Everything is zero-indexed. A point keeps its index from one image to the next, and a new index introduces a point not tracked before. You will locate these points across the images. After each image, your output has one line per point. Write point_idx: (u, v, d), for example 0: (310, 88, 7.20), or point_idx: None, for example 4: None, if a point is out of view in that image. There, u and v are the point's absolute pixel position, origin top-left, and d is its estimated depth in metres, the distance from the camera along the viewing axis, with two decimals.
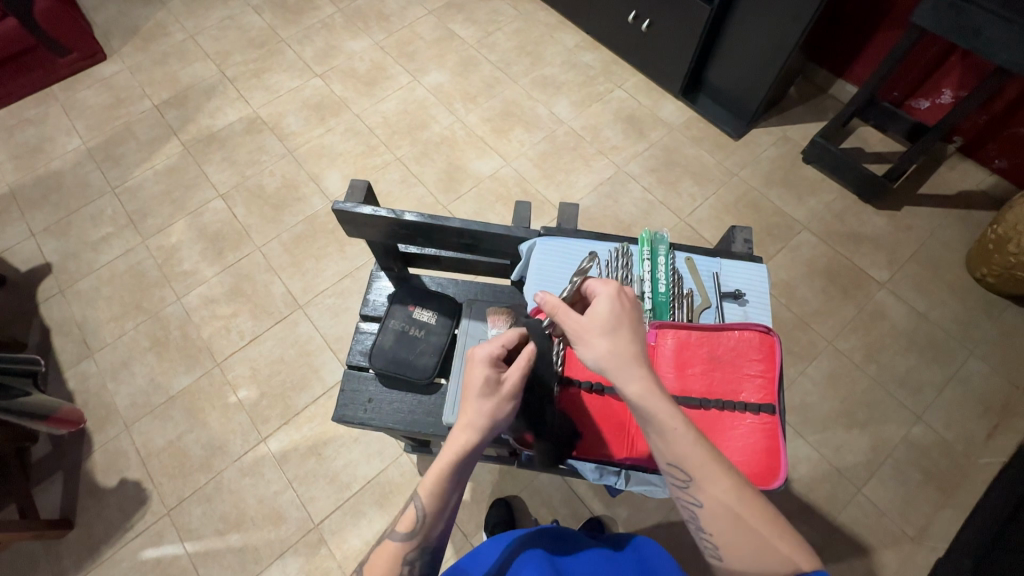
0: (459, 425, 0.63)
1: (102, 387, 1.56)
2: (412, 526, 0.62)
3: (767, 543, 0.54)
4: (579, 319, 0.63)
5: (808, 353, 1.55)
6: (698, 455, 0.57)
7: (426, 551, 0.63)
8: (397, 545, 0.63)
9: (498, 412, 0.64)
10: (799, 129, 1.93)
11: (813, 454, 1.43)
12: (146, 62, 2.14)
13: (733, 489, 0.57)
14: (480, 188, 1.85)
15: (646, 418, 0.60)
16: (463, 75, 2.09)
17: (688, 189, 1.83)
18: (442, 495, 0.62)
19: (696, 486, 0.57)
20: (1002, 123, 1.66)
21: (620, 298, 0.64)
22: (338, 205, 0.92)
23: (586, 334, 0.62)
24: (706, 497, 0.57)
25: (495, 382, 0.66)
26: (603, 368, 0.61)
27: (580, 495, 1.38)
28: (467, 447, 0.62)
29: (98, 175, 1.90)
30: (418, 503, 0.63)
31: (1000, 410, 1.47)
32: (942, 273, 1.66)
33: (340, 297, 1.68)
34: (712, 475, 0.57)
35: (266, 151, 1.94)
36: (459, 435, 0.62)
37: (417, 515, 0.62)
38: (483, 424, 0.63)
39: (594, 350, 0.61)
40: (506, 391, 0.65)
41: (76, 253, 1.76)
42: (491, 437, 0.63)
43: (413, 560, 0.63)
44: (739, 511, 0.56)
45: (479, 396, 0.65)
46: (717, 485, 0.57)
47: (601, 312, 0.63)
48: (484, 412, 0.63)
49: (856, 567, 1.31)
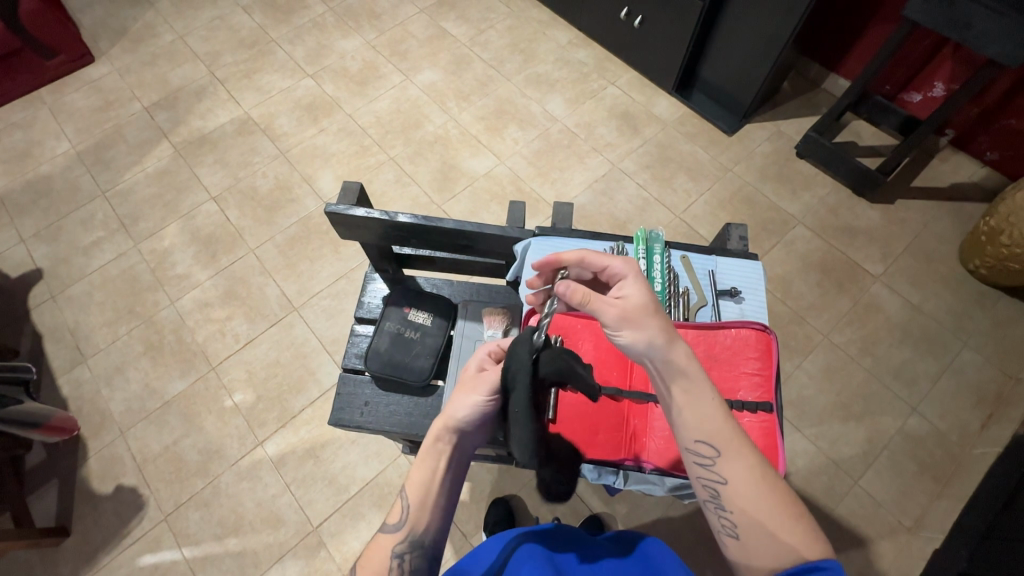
0: (439, 416, 0.67)
1: (96, 393, 1.55)
2: (400, 516, 0.63)
3: (787, 523, 0.54)
4: (618, 303, 0.62)
5: (803, 347, 1.56)
6: (725, 429, 0.58)
7: (416, 544, 0.62)
8: (386, 538, 0.62)
9: (467, 403, 0.67)
10: (793, 123, 1.93)
11: (810, 448, 1.44)
12: (135, 64, 2.11)
13: (755, 469, 0.57)
14: (474, 187, 1.84)
15: (681, 391, 0.59)
16: (456, 73, 2.08)
17: (682, 184, 1.83)
18: (424, 481, 0.65)
19: (720, 462, 0.57)
20: (993, 115, 1.66)
21: (639, 277, 0.66)
22: (330, 208, 0.91)
23: (633, 317, 0.61)
24: (730, 473, 0.57)
25: (474, 377, 0.70)
26: (649, 349, 0.60)
27: (579, 493, 1.39)
28: (440, 431, 0.65)
29: (88, 179, 1.88)
30: (404, 494, 0.65)
31: (994, 400, 1.47)
32: (936, 265, 1.67)
33: (335, 299, 1.67)
34: (738, 452, 0.57)
35: (258, 153, 1.92)
36: (436, 422, 0.66)
37: (404, 504, 0.64)
38: (456, 411, 0.66)
39: (638, 333, 0.60)
40: (481, 383, 0.68)
41: (67, 258, 1.74)
42: (465, 425, 0.66)
43: (403, 553, 0.61)
44: (761, 488, 0.56)
45: (460, 391, 0.69)
46: (741, 462, 0.57)
47: (633, 293, 0.63)
48: (460, 401, 0.67)
49: (854, 559, 1.32)
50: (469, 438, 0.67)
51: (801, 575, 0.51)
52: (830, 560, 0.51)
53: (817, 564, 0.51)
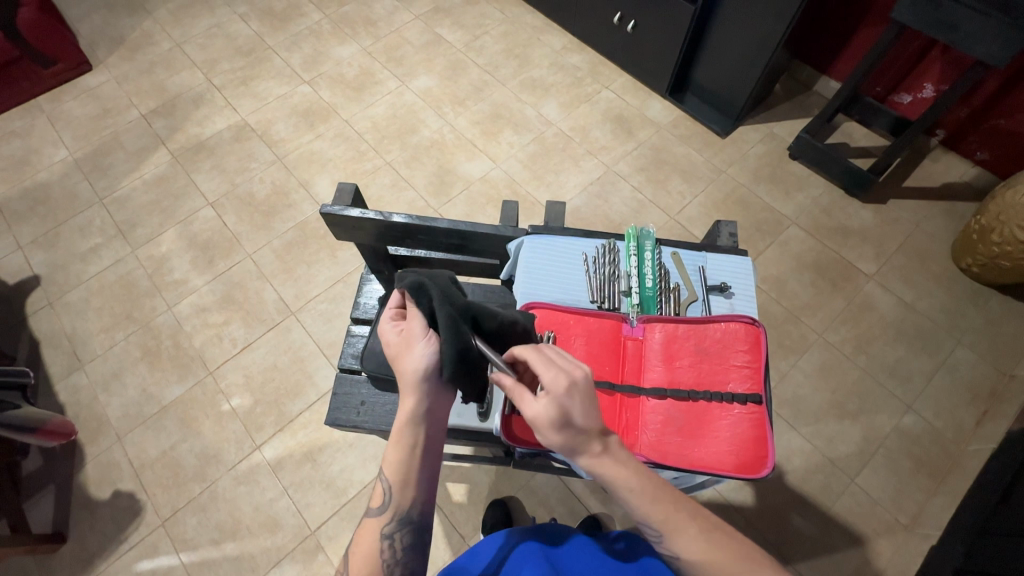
0: (402, 392, 0.64)
1: (93, 399, 1.55)
2: (383, 498, 0.63)
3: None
4: (529, 410, 0.60)
5: (798, 346, 1.57)
6: (657, 510, 0.60)
7: (405, 523, 0.64)
8: (374, 521, 0.64)
9: (420, 365, 0.64)
10: (785, 125, 1.95)
11: (805, 446, 1.44)
12: (134, 72, 2.13)
13: (700, 534, 0.59)
14: (470, 190, 1.85)
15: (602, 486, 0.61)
16: (452, 79, 2.10)
17: (676, 187, 1.85)
18: (403, 459, 0.63)
19: (666, 540, 0.60)
20: (983, 115, 1.68)
21: (566, 396, 0.58)
22: (325, 208, 0.91)
23: (537, 426, 0.60)
24: (680, 549, 0.59)
25: (403, 338, 0.67)
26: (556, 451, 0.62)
27: (576, 493, 1.39)
28: (412, 406, 0.63)
29: (86, 186, 1.88)
30: (383, 477, 0.64)
31: (989, 397, 1.48)
32: (929, 264, 1.69)
33: (333, 302, 1.68)
34: (676, 526, 0.60)
35: (255, 158, 1.94)
36: (403, 400, 0.63)
37: (386, 486, 0.63)
38: (414, 373, 0.64)
39: (544, 439, 0.60)
40: (413, 336, 0.66)
41: (65, 264, 1.75)
42: (429, 384, 0.64)
43: (392, 533, 0.63)
44: (706, 557, 0.58)
45: (402, 357, 0.66)
46: (686, 534, 0.59)
47: (547, 409, 0.59)
48: (412, 361, 0.64)
49: (851, 557, 1.32)
50: (443, 398, 0.66)
51: None
52: None
53: None
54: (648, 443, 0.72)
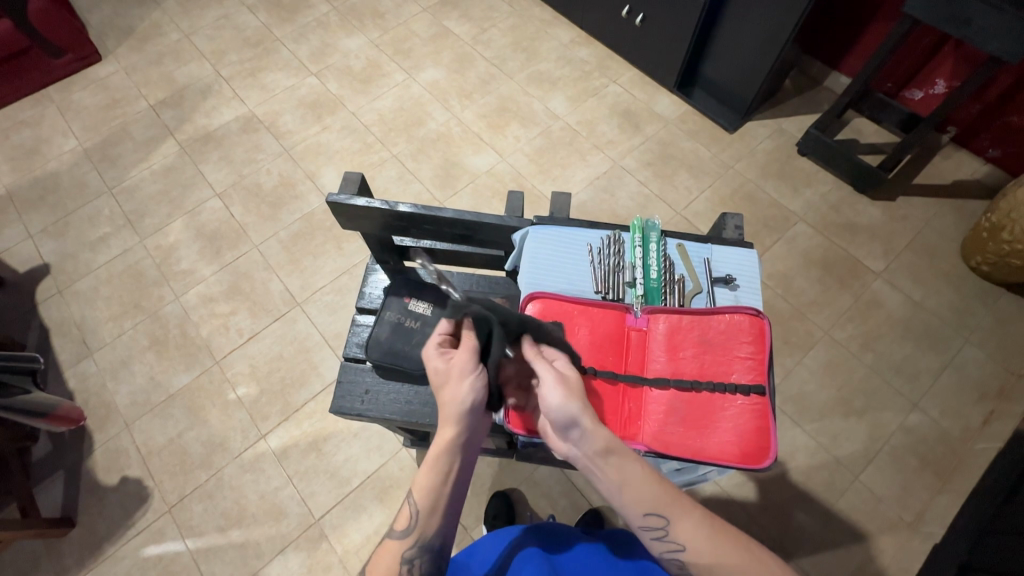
0: (442, 421, 0.65)
1: (102, 385, 1.57)
2: (409, 523, 0.63)
3: (739, 569, 0.58)
4: (556, 370, 0.66)
5: (804, 343, 1.56)
6: (662, 496, 0.61)
7: (427, 549, 0.63)
8: (396, 544, 0.63)
9: (465, 395, 0.65)
10: (794, 121, 1.93)
11: (810, 443, 1.44)
12: (142, 63, 2.14)
13: (702, 521, 0.61)
14: (476, 183, 1.85)
15: (612, 470, 0.62)
16: (458, 72, 2.10)
17: (683, 182, 1.84)
18: (434, 488, 0.63)
19: (672, 528, 0.60)
20: (996, 112, 1.66)
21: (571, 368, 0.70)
22: (332, 197, 0.92)
23: (566, 385, 0.65)
24: (685, 535, 0.60)
25: (450, 364, 0.67)
26: (568, 421, 0.63)
27: (579, 486, 1.40)
28: (453, 435, 0.64)
29: (95, 176, 1.90)
30: (412, 500, 0.64)
31: (996, 396, 1.47)
32: (938, 262, 1.67)
33: (339, 294, 1.69)
34: (681, 511, 0.61)
35: (262, 150, 1.94)
36: (444, 431, 0.64)
37: (413, 511, 0.63)
38: (458, 405, 0.64)
39: (567, 403, 0.63)
40: (463, 367, 0.66)
41: (74, 253, 1.76)
42: (471, 417, 0.65)
43: (412, 558, 0.63)
44: (711, 539, 0.60)
45: (448, 387, 0.66)
46: (689, 522, 0.61)
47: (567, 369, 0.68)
48: (458, 393, 0.65)
49: (854, 554, 1.32)
50: (479, 428, 0.67)
51: None
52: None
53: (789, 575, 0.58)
54: (650, 433, 0.73)
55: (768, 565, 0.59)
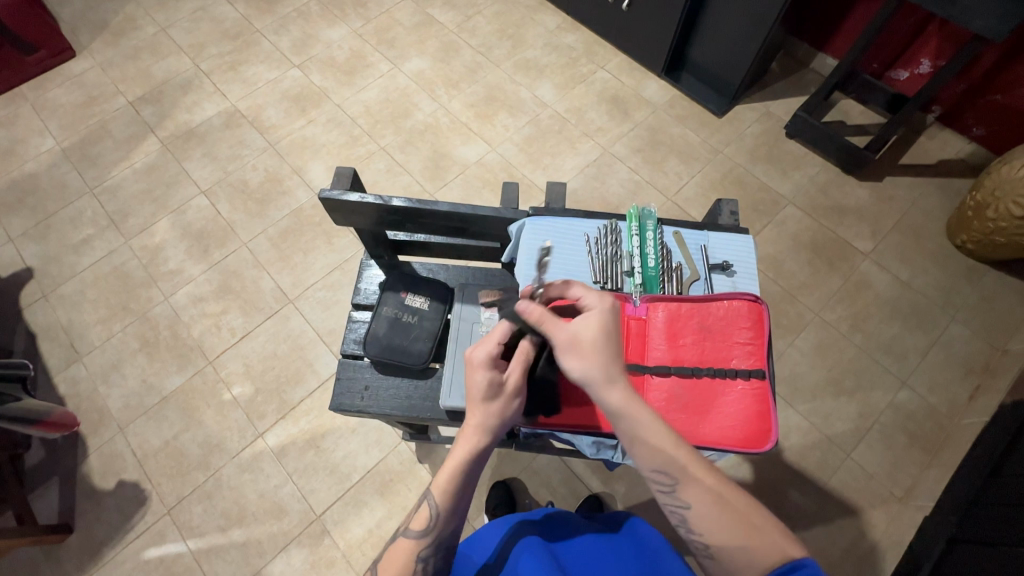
0: (479, 434, 0.67)
1: (93, 390, 1.55)
2: (428, 524, 0.66)
3: (741, 537, 0.58)
4: (569, 333, 0.66)
5: (795, 325, 1.58)
6: (676, 457, 0.62)
7: (440, 548, 0.67)
8: (411, 542, 0.66)
9: (506, 415, 0.68)
10: (782, 104, 1.94)
11: (803, 423, 1.46)
12: (118, 58, 2.08)
13: (713, 487, 0.61)
14: (466, 174, 1.84)
15: (626, 428, 0.64)
16: (444, 61, 2.07)
17: (673, 167, 1.84)
18: (458, 493, 0.67)
19: (680, 488, 0.61)
20: (980, 91, 1.68)
21: (607, 317, 0.68)
22: (324, 193, 0.90)
23: (581, 349, 0.65)
24: (691, 497, 0.61)
25: (498, 379, 0.68)
26: (584, 379, 0.65)
27: (578, 473, 1.41)
28: (487, 450, 0.67)
29: (75, 176, 1.85)
30: (434, 501, 0.66)
31: (982, 371, 1.51)
32: (924, 241, 1.70)
33: (331, 289, 1.68)
34: (694, 475, 0.62)
35: (247, 145, 1.91)
36: (480, 445, 0.66)
37: (434, 513, 0.66)
38: (498, 423, 0.68)
39: (581, 364, 0.65)
40: (513, 388, 0.69)
41: (58, 256, 1.73)
42: (502, 434, 0.69)
43: (427, 558, 0.66)
44: (718, 506, 0.60)
45: (491, 403, 0.68)
46: (699, 483, 0.61)
47: (587, 327, 0.66)
48: (502, 411, 0.68)
49: (847, 529, 1.35)
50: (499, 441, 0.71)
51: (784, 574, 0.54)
52: (809, 558, 0.55)
53: (801, 560, 0.54)
54: None
55: (776, 536, 0.57)
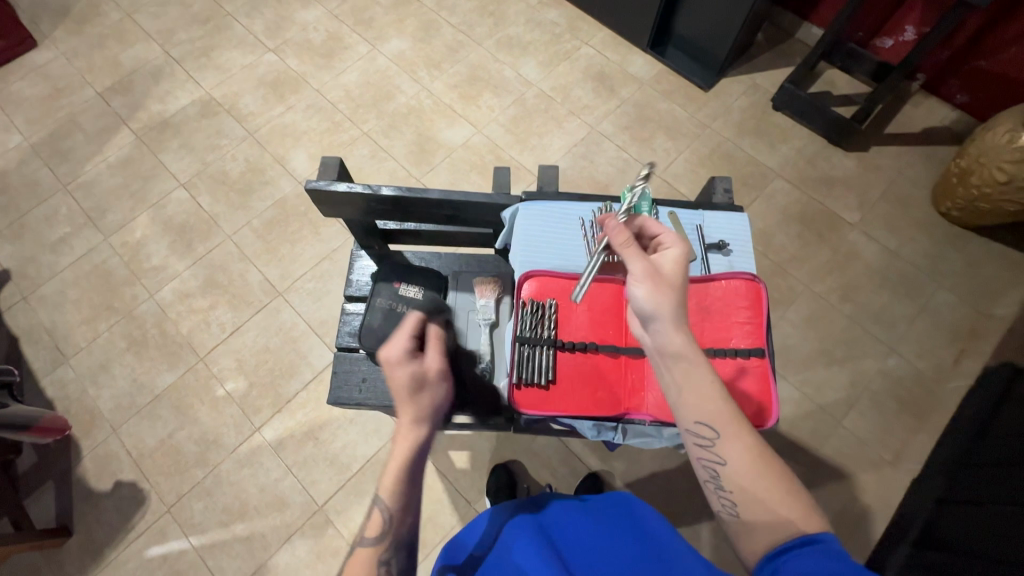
0: (414, 423, 0.67)
1: (82, 392, 1.52)
2: (382, 527, 0.64)
3: (773, 498, 0.57)
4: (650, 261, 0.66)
5: (786, 298, 1.60)
6: (722, 411, 0.61)
7: (400, 547, 0.65)
8: (368, 550, 0.64)
9: (435, 400, 0.69)
10: (768, 75, 1.92)
11: (795, 394, 1.49)
12: (83, 47, 1.99)
13: (752, 448, 0.60)
14: (453, 158, 1.81)
15: (678, 371, 0.63)
16: (424, 41, 2.01)
17: (662, 144, 1.82)
18: (404, 485, 0.65)
19: (719, 444, 0.60)
20: (964, 57, 1.68)
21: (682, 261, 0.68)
22: (310, 183, 0.88)
23: (657, 280, 0.65)
24: (730, 453, 0.59)
25: (418, 368, 0.70)
26: (651, 313, 0.64)
27: (577, 452, 1.43)
28: (424, 435, 0.67)
29: (47, 172, 1.79)
30: (383, 505, 0.64)
31: (967, 336, 1.54)
32: (911, 210, 1.71)
33: (320, 280, 1.65)
34: (736, 433, 0.60)
35: (225, 135, 1.85)
36: (417, 431, 0.66)
37: (385, 517, 0.64)
38: (430, 408, 0.68)
39: (655, 296, 0.64)
40: (433, 372, 0.71)
41: (35, 256, 1.68)
42: (437, 418, 0.69)
43: (388, 561, 0.64)
44: (754, 465, 0.59)
45: (418, 391, 0.69)
46: (739, 442, 0.59)
47: (669, 263, 0.67)
48: (430, 397, 0.69)
49: (839, 493, 1.39)
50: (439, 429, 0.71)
51: (799, 545, 0.53)
52: (827, 534, 0.53)
53: (814, 536, 0.53)
54: None
55: (803, 510, 0.56)
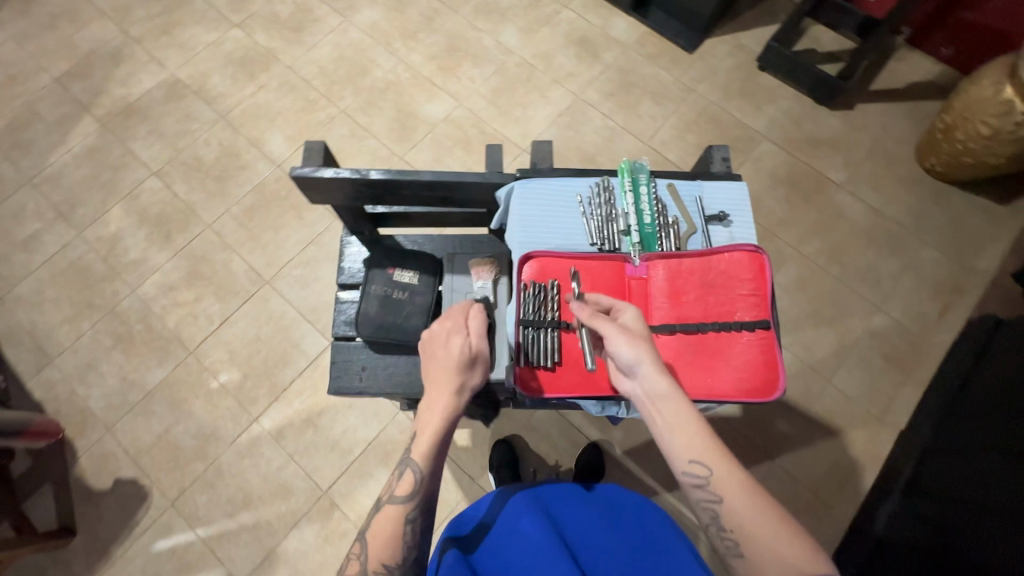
0: (453, 397, 0.71)
1: (71, 392, 1.49)
2: (413, 488, 0.68)
3: (773, 535, 0.57)
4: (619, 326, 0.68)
5: (775, 261, 1.61)
6: (711, 448, 0.61)
7: (426, 508, 0.70)
8: (397, 507, 0.68)
9: (474, 377, 0.74)
10: (753, 34, 1.88)
11: (786, 355, 1.52)
12: (33, 29, 1.87)
13: (746, 480, 0.60)
14: (436, 133, 1.76)
15: (664, 415, 0.64)
16: (398, 10, 1.92)
17: (648, 110, 1.79)
18: (435, 455, 0.69)
19: (714, 480, 0.60)
20: (952, 8, 1.68)
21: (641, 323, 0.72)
22: (295, 170, 0.85)
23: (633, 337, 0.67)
24: (724, 489, 0.60)
25: (467, 344, 0.73)
26: (632, 363, 0.66)
27: (576, 424, 1.45)
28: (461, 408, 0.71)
29: (8, 166, 1.70)
30: (416, 467, 0.69)
31: (950, 290, 1.58)
32: (896, 167, 1.72)
33: (308, 266, 1.62)
34: (727, 464, 0.61)
35: (195, 118, 1.77)
36: (453, 405, 0.71)
37: (417, 478, 0.69)
38: (469, 386, 0.73)
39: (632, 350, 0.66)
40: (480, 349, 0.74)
41: (6, 256, 1.61)
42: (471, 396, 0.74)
43: (413, 519, 0.69)
44: (751, 500, 0.59)
45: (461, 367, 0.72)
46: (729, 473, 0.60)
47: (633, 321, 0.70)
48: (471, 375, 0.73)
49: (830, 449, 1.43)
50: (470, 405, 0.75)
51: None
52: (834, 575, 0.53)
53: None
54: None
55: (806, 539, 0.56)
